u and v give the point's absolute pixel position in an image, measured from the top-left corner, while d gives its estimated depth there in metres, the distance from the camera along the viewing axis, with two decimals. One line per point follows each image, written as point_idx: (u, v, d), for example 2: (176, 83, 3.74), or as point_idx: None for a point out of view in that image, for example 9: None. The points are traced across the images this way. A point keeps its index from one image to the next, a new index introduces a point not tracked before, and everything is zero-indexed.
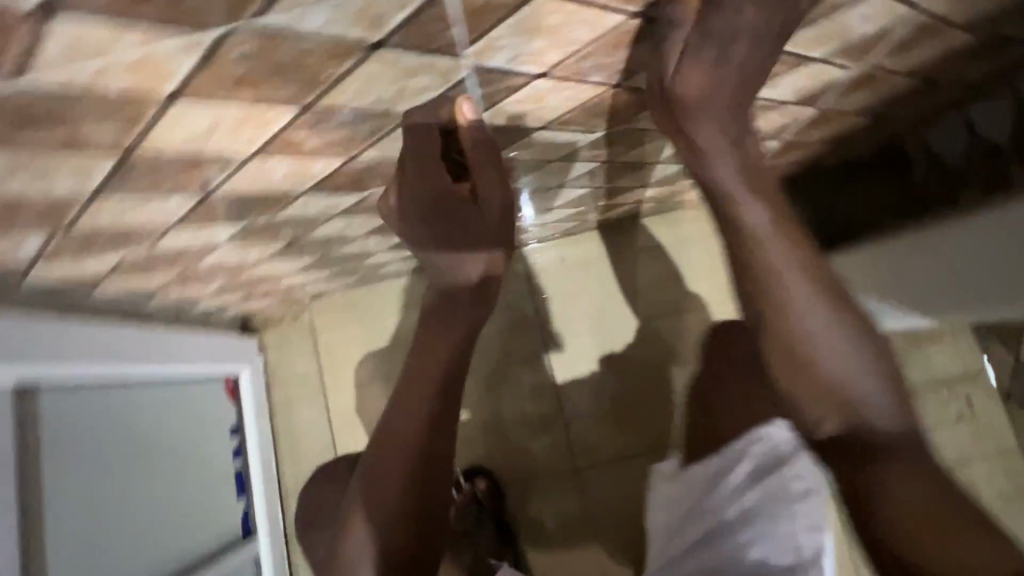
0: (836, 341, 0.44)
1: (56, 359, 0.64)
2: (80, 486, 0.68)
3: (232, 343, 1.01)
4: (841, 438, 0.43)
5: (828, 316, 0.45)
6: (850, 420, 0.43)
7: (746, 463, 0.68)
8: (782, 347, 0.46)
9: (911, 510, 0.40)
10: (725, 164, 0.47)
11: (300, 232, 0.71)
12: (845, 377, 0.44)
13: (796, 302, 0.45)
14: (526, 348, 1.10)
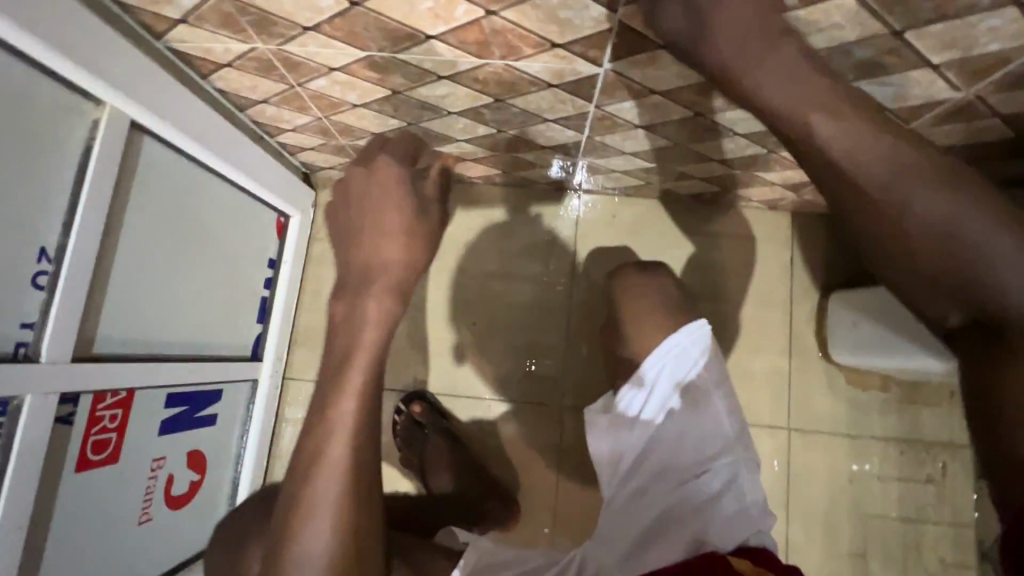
0: (970, 213, 0.47)
1: (170, 117, 0.69)
2: (151, 239, 0.72)
3: (295, 186, 1.06)
4: (967, 313, 0.49)
5: (983, 219, 0.47)
6: (978, 292, 0.48)
7: (657, 384, 0.75)
8: (924, 234, 0.48)
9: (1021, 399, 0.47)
10: (829, 116, 0.50)
11: (406, 84, 0.75)
12: (977, 243, 0.47)
13: (915, 197, 0.48)
14: (552, 285, 1.14)
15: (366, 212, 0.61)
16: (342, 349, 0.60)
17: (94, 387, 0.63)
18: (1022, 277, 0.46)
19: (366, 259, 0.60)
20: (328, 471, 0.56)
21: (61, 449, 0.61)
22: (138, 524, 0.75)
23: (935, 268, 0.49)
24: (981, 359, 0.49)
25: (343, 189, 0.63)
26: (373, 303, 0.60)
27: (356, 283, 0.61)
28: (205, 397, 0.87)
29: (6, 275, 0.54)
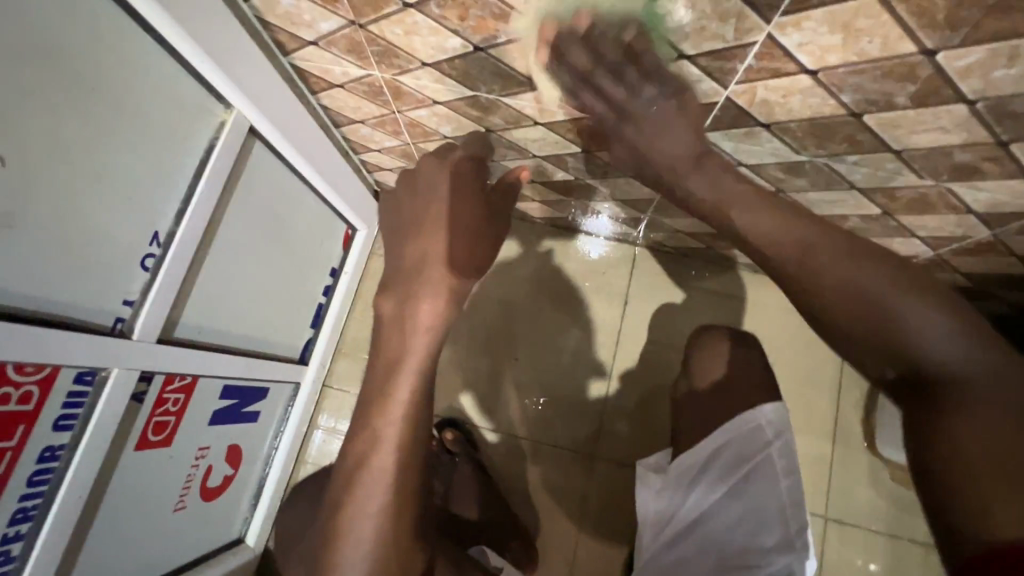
0: (925, 322, 0.44)
1: (283, 124, 0.73)
2: (240, 235, 0.75)
3: (367, 201, 1.09)
4: (894, 373, 0.46)
5: (884, 267, 0.46)
6: (908, 355, 0.45)
7: (721, 457, 0.79)
8: (842, 304, 0.47)
9: (974, 436, 0.41)
10: (743, 214, 0.52)
11: (502, 124, 0.79)
12: (907, 324, 0.44)
13: (865, 286, 0.46)
14: (599, 333, 1.14)
15: (432, 201, 0.69)
16: (392, 354, 0.61)
17: (169, 370, 0.65)
18: (929, 321, 0.44)
19: (420, 249, 0.65)
20: (369, 486, 0.56)
21: (129, 425, 0.63)
22: (173, 511, 0.76)
23: (844, 316, 0.47)
24: (909, 379, 0.46)
25: (414, 183, 0.73)
26: (424, 302, 0.62)
27: (411, 270, 0.65)
28: (253, 394, 0.88)
29: (122, 254, 0.56)
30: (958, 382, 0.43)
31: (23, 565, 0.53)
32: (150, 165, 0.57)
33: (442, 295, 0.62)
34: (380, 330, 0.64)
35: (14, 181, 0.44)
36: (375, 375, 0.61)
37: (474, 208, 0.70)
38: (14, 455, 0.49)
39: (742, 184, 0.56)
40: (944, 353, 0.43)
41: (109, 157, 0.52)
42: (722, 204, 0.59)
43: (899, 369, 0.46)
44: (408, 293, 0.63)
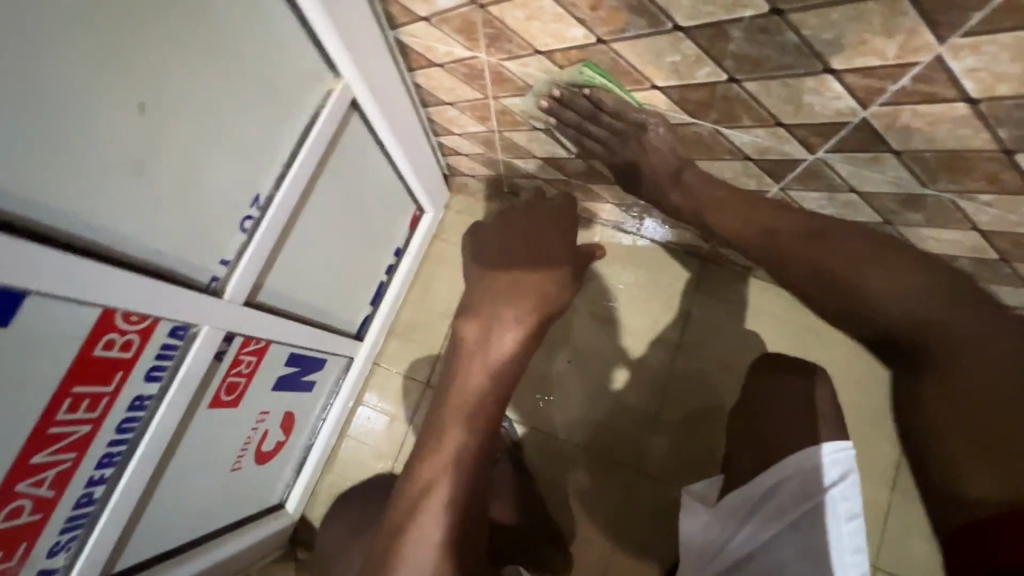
0: (873, 262, 0.52)
1: (382, 98, 0.72)
2: (325, 206, 0.75)
3: (438, 184, 1.08)
4: (868, 336, 0.53)
5: (849, 241, 0.54)
6: (858, 319, 0.52)
7: (780, 494, 0.76)
8: (815, 285, 0.55)
9: (947, 411, 0.46)
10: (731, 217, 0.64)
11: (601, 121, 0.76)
12: (860, 281, 0.52)
13: (823, 259, 0.54)
14: (656, 347, 1.11)
15: (533, 237, 0.78)
16: (468, 378, 0.66)
17: (250, 332, 0.65)
18: (888, 279, 0.51)
19: (517, 287, 0.72)
20: (433, 503, 0.59)
21: (207, 383, 0.63)
22: (229, 471, 0.76)
23: (826, 301, 0.54)
24: (896, 360, 0.51)
25: (508, 218, 0.84)
26: (510, 333, 0.68)
27: (498, 302, 0.71)
28: (312, 364, 0.89)
29: (227, 212, 0.56)
30: (922, 337, 0.49)
31: (98, 510, 0.53)
32: (264, 127, 0.56)
33: (523, 326, 0.69)
34: (459, 354, 0.69)
35: (153, 130, 0.44)
36: (450, 395, 0.66)
37: (563, 252, 0.78)
38: (110, 400, 0.49)
39: (724, 193, 0.70)
40: (887, 303, 0.51)
41: (233, 115, 0.51)
42: (706, 208, 0.70)
43: (871, 328, 0.52)
44: (494, 321, 0.69)
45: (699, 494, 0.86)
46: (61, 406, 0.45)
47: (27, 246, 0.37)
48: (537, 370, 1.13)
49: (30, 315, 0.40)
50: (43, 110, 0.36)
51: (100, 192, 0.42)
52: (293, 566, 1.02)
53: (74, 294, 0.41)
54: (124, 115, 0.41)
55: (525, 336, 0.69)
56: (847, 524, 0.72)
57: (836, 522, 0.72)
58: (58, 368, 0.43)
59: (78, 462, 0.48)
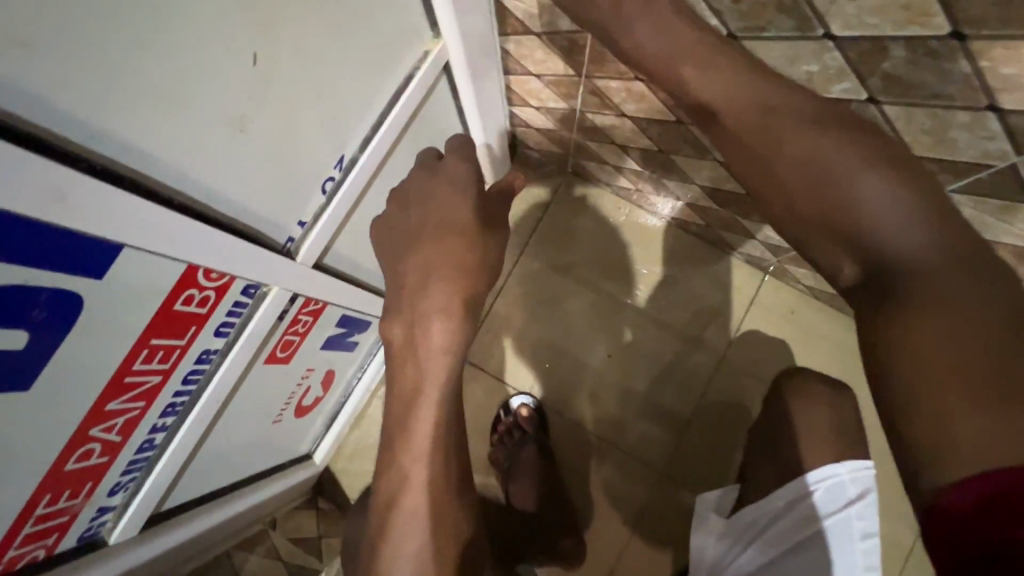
0: (871, 177, 0.40)
1: (473, 64, 0.67)
2: (400, 172, 0.72)
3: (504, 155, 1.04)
4: (850, 270, 0.42)
5: (818, 125, 0.42)
6: (839, 231, 0.41)
7: (792, 518, 0.72)
8: (790, 174, 0.42)
9: (940, 353, 0.36)
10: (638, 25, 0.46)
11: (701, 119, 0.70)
12: (853, 195, 0.40)
13: (785, 137, 0.42)
14: (697, 354, 1.09)
15: (434, 207, 0.62)
16: (407, 384, 0.57)
17: (312, 295, 0.63)
18: (883, 213, 0.40)
19: (423, 281, 0.59)
20: (400, 540, 0.52)
21: (268, 340, 0.62)
22: (271, 422, 0.77)
23: (799, 200, 0.42)
24: (869, 300, 0.41)
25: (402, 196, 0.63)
26: (436, 324, 0.57)
27: (412, 292, 0.59)
28: (359, 325, 0.87)
29: (313, 174, 0.53)
30: (910, 276, 0.39)
31: (157, 454, 0.54)
32: (358, 88, 0.53)
33: (450, 314, 0.57)
34: (389, 361, 0.59)
35: (259, 85, 0.41)
36: (394, 415, 0.58)
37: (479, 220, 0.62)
38: (181, 352, 0.48)
39: (712, 36, 0.45)
40: (897, 249, 0.40)
41: (335, 75, 0.48)
42: (683, 59, 0.45)
43: (860, 261, 0.41)
44: (416, 317, 0.58)
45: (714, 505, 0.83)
46: (139, 356, 0.44)
47: (132, 199, 0.35)
48: (574, 359, 1.11)
49: (121, 270, 0.38)
50: (161, 58, 0.33)
51: (200, 146, 0.40)
52: (314, 515, 1.03)
53: (168, 251, 0.39)
54: (237, 67, 0.39)
55: (455, 323, 0.58)
56: (860, 545, 0.69)
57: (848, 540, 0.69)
58: (141, 321, 0.42)
59: (145, 410, 0.48)
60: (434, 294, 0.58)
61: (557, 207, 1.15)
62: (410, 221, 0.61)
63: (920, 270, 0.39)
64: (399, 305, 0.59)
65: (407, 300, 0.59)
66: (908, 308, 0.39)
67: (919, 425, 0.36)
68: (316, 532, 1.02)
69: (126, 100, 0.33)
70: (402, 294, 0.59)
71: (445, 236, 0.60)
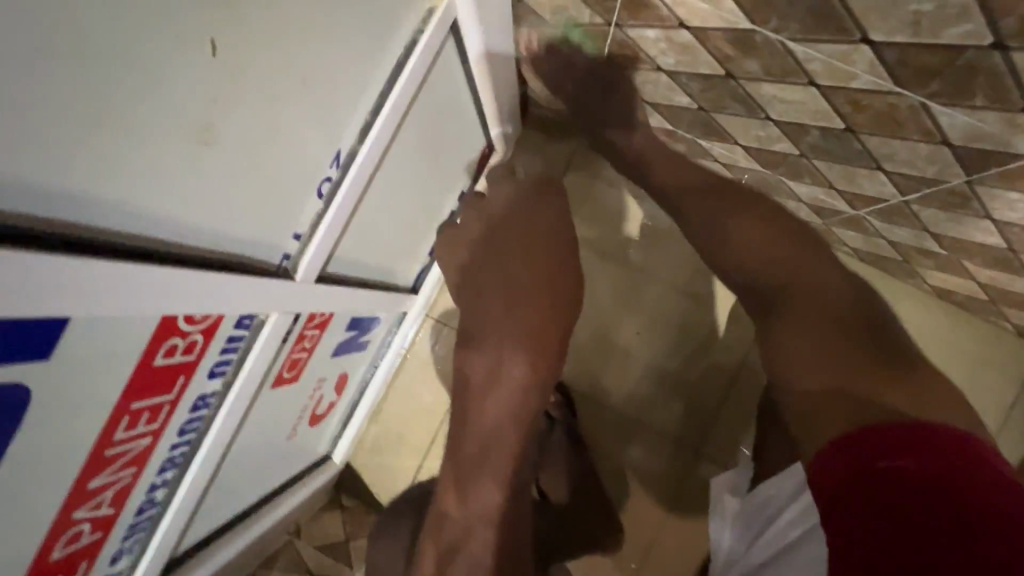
0: (717, 243, 0.63)
1: (484, 21, 0.56)
2: (405, 155, 0.61)
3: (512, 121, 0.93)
4: (751, 303, 0.60)
5: (718, 207, 0.64)
6: (742, 279, 0.61)
7: None
8: (703, 237, 0.64)
9: (797, 354, 0.54)
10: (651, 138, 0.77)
11: (756, 73, 0.59)
12: (736, 246, 0.61)
13: (694, 213, 0.66)
14: (732, 327, 1.02)
15: (520, 236, 0.68)
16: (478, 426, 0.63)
17: (318, 310, 0.55)
18: (767, 244, 0.59)
19: (529, 312, 0.65)
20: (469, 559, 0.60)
21: (272, 365, 0.55)
22: (287, 439, 0.71)
23: (700, 244, 0.66)
24: (759, 313, 0.59)
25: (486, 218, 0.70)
26: (523, 362, 0.63)
27: (535, 322, 0.65)
28: (370, 324, 0.80)
29: (307, 177, 0.44)
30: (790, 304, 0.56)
31: (161, 511, 0.47)
32: (350, 64, 0.42)
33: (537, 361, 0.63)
34: (462, 390, 0.65)
35: (227, 81, 0.31)
36: (468, 442, 0.63)
37: (556, 250, 0.69)
38: (171, 407, 0.41)
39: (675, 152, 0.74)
40: (772, 273, 0.58)
41: (320, 53, 0.37)
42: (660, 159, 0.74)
43: (746, 279, 0.60)
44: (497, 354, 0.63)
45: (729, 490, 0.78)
46: (119, 425, 0.36)
47: (65, 263, 0.26)
48: (598, 337, 1.04)
49: (76, 337, 0.30)
50: (63, 61, 0.24)
51: (159, 170, 0.30)
52: (339, 514, 1.00)
53: (128, 311, 0.31)
54: (187, 58, 0.28)
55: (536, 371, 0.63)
56: None
57: None
58: (112, 389, 0.34)
59: (138, 475, 0.41)
60: (522, 332, 0.64)
61: (575, 174, 1.04)
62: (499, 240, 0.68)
63: (788, 289, 0.57)
64: (495, 334, 0.65)
65: (532, 323, 0.65)
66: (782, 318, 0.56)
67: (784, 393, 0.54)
68: (343, 534, 0.99)
69: (28, 131, 0.24)
70: (492, 325, 0.65)
71: (543, 279, 0.67)
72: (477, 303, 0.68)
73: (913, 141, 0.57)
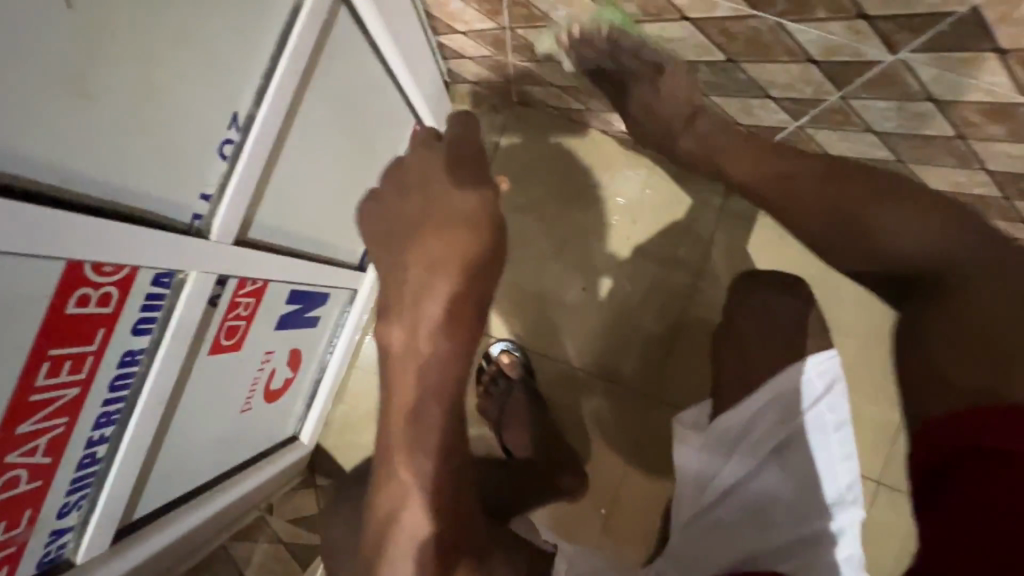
0: (761, 146, 0.66)
1: None
2: (317, 125, 0.65)
3: (439, 97, 0.97)
4: (739, 176, 0.65)
5: (727, 137, 0.69)
6: (739, 176, 0.65)
7: (761, 421, 0.73)
8: (699, 154, 0.70)
9: (802, 194, 0.60)
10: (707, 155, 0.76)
11: (634, 16, 0.63)
12: (723, 155, 0.68)
13: (717, 139, 0.69)
14: (673, 273, 1.06)
15: (424, 202, 0.65)
16: (400, 399, 0.60)
17: (242, 273, 0.58)
18: (905, 227, 0.54)
19: (433, 277, 0.61)
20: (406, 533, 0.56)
21: (204, 329, 0.58)
22: (240, 412, 0.74)
23: (700, 157, 0.70)
24: (902, 288, 0.55)
25: (400, 178, 0.67)
26: (434, 332, 0.60)
27: (427, 285, 0.61)
28: (314, 299, 0.83)
29: (201, 138, 0.48)
30: (781, 198, 0.61)
31: (106, 469, 0.50)
32: (228, 28, 0.46)
33: (446, 324, 0.61)
34: (387, 362, 0.63)
35: (88, 39, 0.36)
36: (389, 422, 0.61)
37: (467, 221, 0.63)
38: (96, 359, 0.44)
39: (735, 139, 0.68)
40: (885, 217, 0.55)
41: (189, 14, 0.41)
42: (721, 152, 0.68)
43: (880, 266, 0.56)
44: (416, 313, 0.61)
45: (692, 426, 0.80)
46: (40, 370, 0.40)
47: None
48: (548, 298, 1.08)
49: None
50: None
51: (33, 121, 0.35)
52: (313, 492, 1.02)
53: (34, 252, 0.35)
54: (40, 7, 0.33)
55: (451, 340, 0.61)
56: (835, 434, 0.73)
57: (821, 433, 0.72)
58: (26, 334, 0.38)
59: (72, 425, 0.45)
60: (432, 300, 0.61)
61: (509, 143, 1.09)
62: (404, 201, 0.66)
63: (947, 263, 0.51)
64: (402, 308, 0.62)
65: (440, 291, 0.61)
66: (953, 296, 0.50)
67: (797, 212, 0.60)
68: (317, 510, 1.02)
69: None
70: (402, 294, 0.63)
71: (434, 248, 0.62)
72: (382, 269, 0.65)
73: (783, 64, 0.62)
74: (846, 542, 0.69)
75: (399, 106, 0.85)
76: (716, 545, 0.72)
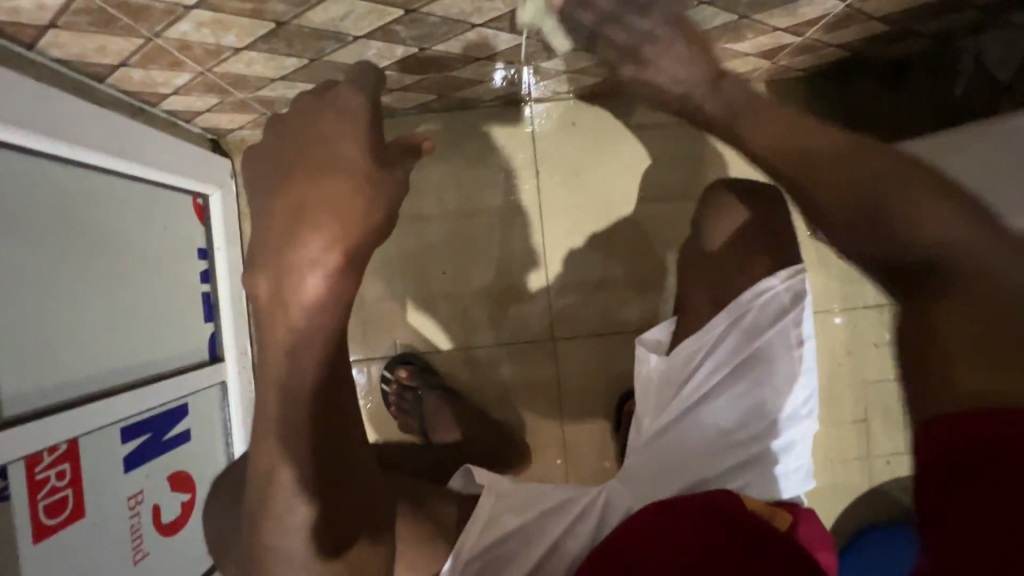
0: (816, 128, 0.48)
1: None
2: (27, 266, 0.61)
3: (204, 162, 0.92)
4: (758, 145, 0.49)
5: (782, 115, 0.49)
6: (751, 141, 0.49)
7: (734, 330, 0.74)
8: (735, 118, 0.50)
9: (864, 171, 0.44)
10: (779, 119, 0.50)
11: (292, 12, 0.59)
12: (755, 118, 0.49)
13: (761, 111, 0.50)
14: (521, 216, 1.06)
15: (306, 132, 0.47)
16: (292, 392, 0.45)
17: (15, 453, 0.55)
18: (925, 198, 0.41)
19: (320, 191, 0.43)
20: None
21: (7, 523, 0.55)
22: (135, 563, 0.71)
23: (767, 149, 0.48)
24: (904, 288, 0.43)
25: (280, 122, 0.49)
26: (316, 276, 0.42)
27: (300, 212, 0.43)
28: (168, 418, 0.79)
29: None
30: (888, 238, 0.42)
31: None
32: None
33: (333, 266, 0.43)
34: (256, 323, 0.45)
35: None
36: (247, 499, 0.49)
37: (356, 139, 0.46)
38: None
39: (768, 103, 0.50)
40: (892, 200, 0.42)
41: None
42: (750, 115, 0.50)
43: (911, 258, 0.41)
44: (286, 266, 0.42)
45: (655, 343, 0.81)
46: None
47: None
48: (418, 292, 1.07)
49: None
50: None
51: None
52: None
53: None
54: None
55: (338, 279, 0.43)
56: (799, 351, 0.75)
57: (788, 352, 0.75)
58: None
59: None
60: (323, 227, 0.42)
61: None
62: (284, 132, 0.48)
63: (982, 276, 0.39)
64: (275, 253, 0.43)
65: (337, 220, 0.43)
66: (932, 309, 0.40)
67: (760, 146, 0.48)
68: None
69: None
70: (278, 235, 0.43)
71: (331, 176, 0.44)
72: (255, 218, 0.45)
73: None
74: (794, 456, 0.75)
75: (146, 195, 0.80)
76: (676, 466, 0.73)
